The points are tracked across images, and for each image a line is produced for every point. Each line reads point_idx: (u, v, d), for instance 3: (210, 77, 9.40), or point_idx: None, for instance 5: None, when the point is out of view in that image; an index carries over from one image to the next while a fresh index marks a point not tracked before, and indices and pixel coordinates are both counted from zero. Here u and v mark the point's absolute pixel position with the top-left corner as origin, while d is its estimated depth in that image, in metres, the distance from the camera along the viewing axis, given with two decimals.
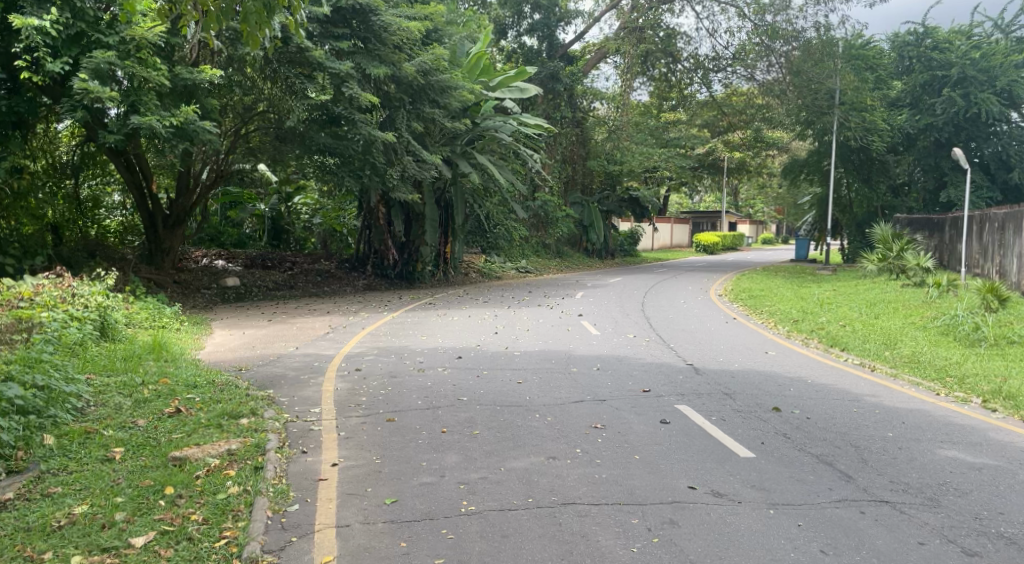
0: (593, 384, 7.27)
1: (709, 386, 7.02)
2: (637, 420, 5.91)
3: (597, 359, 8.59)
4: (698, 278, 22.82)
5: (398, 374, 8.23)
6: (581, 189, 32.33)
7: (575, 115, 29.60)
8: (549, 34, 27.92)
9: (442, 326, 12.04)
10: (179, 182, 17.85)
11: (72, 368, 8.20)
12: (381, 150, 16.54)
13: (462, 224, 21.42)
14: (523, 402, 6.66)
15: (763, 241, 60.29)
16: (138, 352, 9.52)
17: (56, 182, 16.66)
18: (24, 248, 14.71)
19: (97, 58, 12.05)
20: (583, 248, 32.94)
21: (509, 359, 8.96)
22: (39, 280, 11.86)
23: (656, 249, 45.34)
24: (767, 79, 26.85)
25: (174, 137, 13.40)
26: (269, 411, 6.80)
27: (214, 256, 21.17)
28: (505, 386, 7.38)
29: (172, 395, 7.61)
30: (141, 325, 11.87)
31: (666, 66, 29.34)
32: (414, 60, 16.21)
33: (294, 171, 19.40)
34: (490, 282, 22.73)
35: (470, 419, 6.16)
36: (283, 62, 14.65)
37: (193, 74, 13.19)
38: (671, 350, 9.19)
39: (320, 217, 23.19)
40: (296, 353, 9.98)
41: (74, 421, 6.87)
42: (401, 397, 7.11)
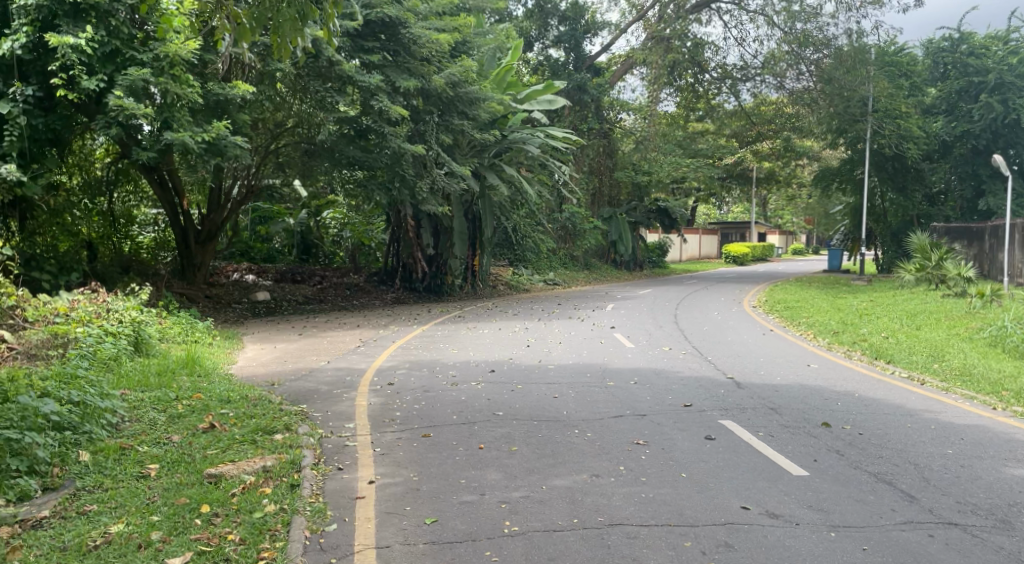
0: (631, 398, 7.09)
1: (753, 400, 6.82)
2: (681, 436, 5.74)
3: (633, 373, 8.41)
4: (731, 289, 22.54)
5: (431, 388, 8.11)
6: (609, 200, 32.15)
7: (602, 126, 29.47)
8: (576, 45, 27.65)
9: (473, 339, 11.91)
10: (211, 197, 17.98)
11: (107, 383, 8.20)
12: (410, 163, 16.54)
13: (490, 237, 21.29)
14: (561, 418, 6.51)
15: (792, 251, 59.58)
16: (171, 367, 9.51)
17: (92, 198, 16.85)
18: (60, 265, 14.81)
19: (131, 75, 12.20)
20: (612, 260, 32.58)
21: (544, 373, 8.80)
22: (74, 296, 11.94)
23: (684, 260, 44.98)
24: (798, 88, 26.89)
25: (207, 152, 13.49)
26: (303, 426, 6.71)
27: (245, 271, 21.28)
28: (541, 401, 7.23)
29: (206, 410, 7.56)
30: (174, 340, 11.90)
31: (694, 77, 29.14)
32: (443, 72, 16.20)
33: (323, 185, 19.45)
34: (519, 294, 22.62)
35: (507, 435, 6.03)
36: (313, 75, 14.68)
37: (224, 89, 13.31)
38: (710, 363, 8.98)
39: (348, 230, 23.29)
40: (327, 367, 9.90)
41: (109, 437, 6.84)
42: (435, 412, 6.99)
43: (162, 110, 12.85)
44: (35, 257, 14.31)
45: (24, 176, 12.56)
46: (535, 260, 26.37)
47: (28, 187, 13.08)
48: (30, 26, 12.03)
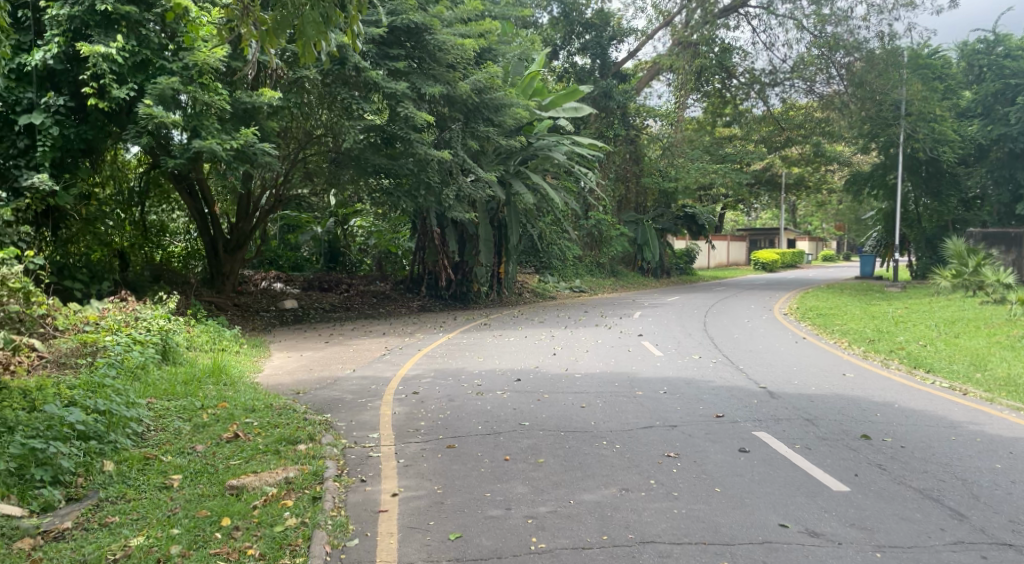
0: (661, 408, 6.91)
1: (788, 411, 6.61)
2: (714, 448, 5.55)
3: (663, 382, 8.22)
4: (761, 296, 22.23)
5: (457, 397, 8.00)
6: (635, 207, 31.99)
7: (629, 133, 29.26)
8: (602, 52, 27.49)
9: (499, 347, 11.78)
10: (240, 205, 18.00)
11: (134, 392, 8.19)
12: (436, 170, 16.51)
13: (516, 244, 21.15)
14: (588, 428, 6.36)
15: (823, 258, 58.77)
16: (199, 375, 9.49)
17: (124, 208, 17.00)
18: (91, 273, 14.90)
19: (161, 84, 12.29)
20: (638, 267, 32.18)
21: (571, 382, 8.65)
22: (104, 304, 12.01)
23: (713, 267, 44.60)
24: (827, 92, 26.77)
25: (235, 160, 13.54)
26: (327, 436, 6.62)
27: (273, 279, 21.38)
28: (568, 411, 7.08)
29: (231, 419, 7.51)
30: (202, 348, 11.91)
31: (721, 82, 28.99)
32: (469, 79, 16.16)
33: (350, 194, 19.47)
34: (545, 302, 22.49)
35: (534, 446, 5.89)
36: (339, 83, 14.68)
37: (252, 97, 13.36)
38: (742, 372, 8.77)
39: (375, 238, 23.36)
40: (353, 376, 9.82)
41: (134, 446, 6.81)
42: (461, 422, 6.86)
43: (190, 118, 12.91)
44: (68, 266, 14.46)
45: (57, 186, 12.70)
46: (561, 267, 26.24)
47: (60, 197, 13.23)
48: (63, 37, 12.17)
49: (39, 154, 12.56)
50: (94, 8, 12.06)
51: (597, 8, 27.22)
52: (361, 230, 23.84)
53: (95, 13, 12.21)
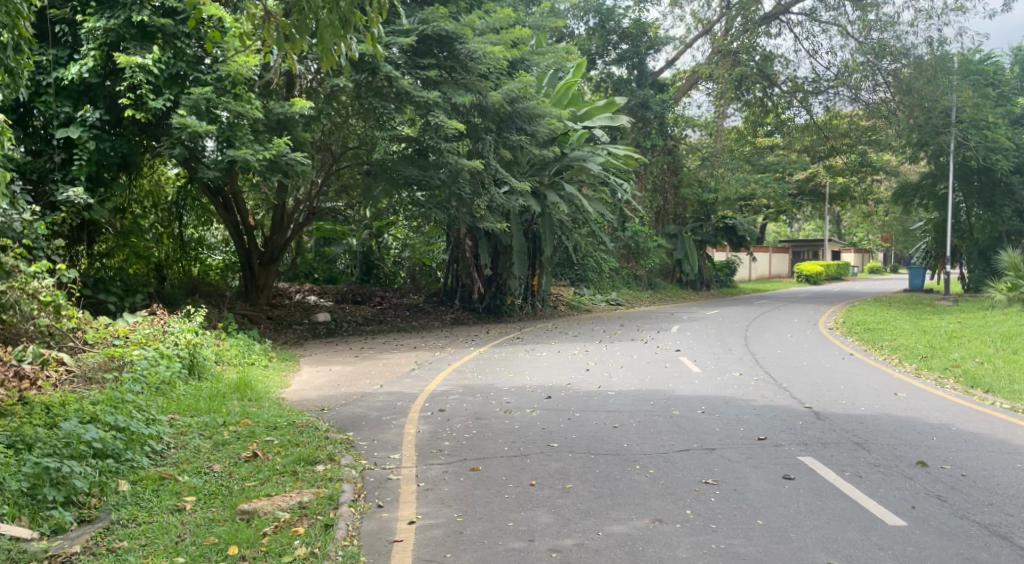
0: (699, 429, 6.53)
1: (836, 434, 6.19)
2: (755, 475, 5.17)
3: (701, 401, 7.82)
4: (804, 309, 21.61)
5: (485, 415, 7.68)
6: (674, 219, 31.23)
7: (666, 143, 28.79)
8: (639, 62, 27.23)
9: (531, 362, 11.45)
10: (275, 217, 17.90)
11: (155, 409, 8.03)
12: (467, 181, 16.31)
13: (550, 255, 20.77)
14: (620, 451, 6.00)
15: (869, 270, 57.46)
16: (224, 391, 9.32)
17: (162, 221, 17.07)
18: (126, 286, 14.85)
19: (195, 94, 12.29)
20: (677, 279, 31.79)
21: (604, 400, 8.27)
22: (135, 318, 11.95)
23: (754, 280, 43.78)
24: (874, 100, 26.13)
25: (269, 170, 13.45)
26: (347, 456, 6.35)
27: (307, 292, 21.35)
28: (600, 431, 6.73)
29: (252, 437, 7.29)
30: (230, 362, 11.78)
31: (762, 90, 28.46)
32: (501, 88, 15.93)
33: (384, 208, 19.36)
34: (580, 315, 22.13)
35: (562, 470, 5.55)
36: (371, 93, 14.55)
37: (285, 108, 13.29)
38: (786, 391, 8.33)
39: (409, 251, 23.28)
40: (380, 391, 9.57)
41: (151, 466, 6.59)
42: (486, 443, 6.55)
43: (222, 128, 12.86)
44: (103, 279, 14.38)
45: (91, 200, 12.69)
46: (597, 280, 25.88)
47: (95, 211, 13.24)
48: (99, 49, 12.15)
49: (75, 168, 12.57)
50: (131, 20, 12.08)
51: (634, 18, 26.82)
52: (395, 242, 23.80)
53: (131, 26, 12.23)
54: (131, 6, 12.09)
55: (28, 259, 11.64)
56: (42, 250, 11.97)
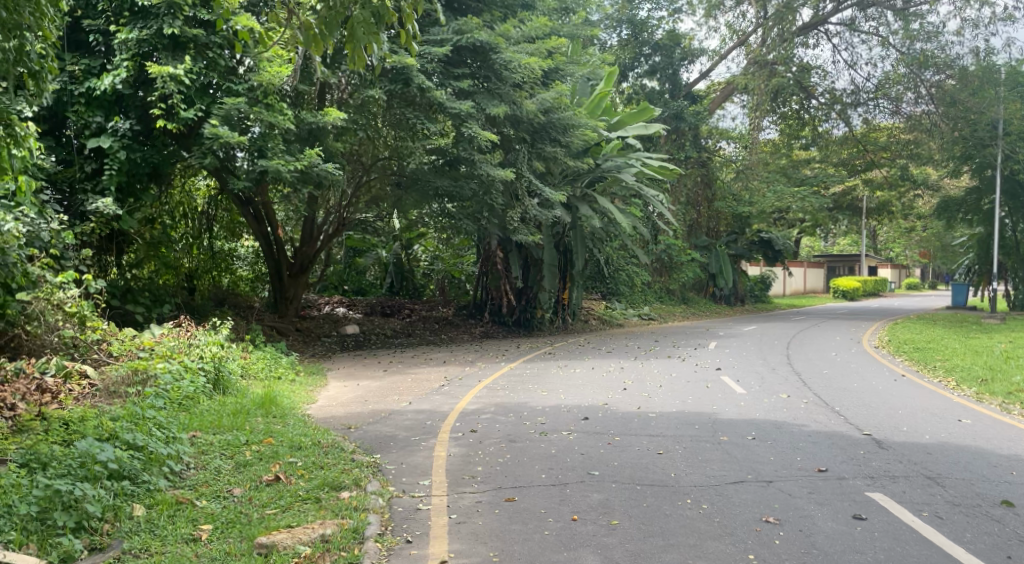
0: (751, 458, 6.13)
1: (904, 466, 5.80)
2: (822, 514, 4.79)
3: (749, 425, 7.39)
4: (844, 325, 20.97)
5: (519, 438, 7.26)
6: (707, 232, 30.64)
7: (701, 155, 28.31)
8: (672, 74, 26.73)
9: (564, 379, 11.03)
10: (305, 228, 17.63)
11: (177, 426, 7.69)
12: (500, 192, 16.01)
13: (582, 268, 20.34)
14: (668, 481, 5.61)
15: (907, 286, 56.59)
16: (248, 407, 8.99)
17: (193, 232, 16.91)
18: (154, 297, 14.64)
19: (227, 105, 12.09)
20: (710, 293, 31.14)
21: (645, 422, 7.83)
22: (162, 329, 11.66)
23: (788, 295, 42.92)
24: (917, 113, 25.24)
25: (299, 181, 13.17)
26: (374, 481, 5.97)
27: (336, 304, 21.09)
28: (644, 458, 6.31)
29: (274, 458, 6.93)
30: (257, 376, 11.47)
31: (800, 102, 27.90)
32: (535, 98, 15.64)
33: (415, 219, 19.09)
34: (612, 329, 21.69)
35: (605, 503, 5.15)
36: (403, 103, 14.28)
37: (317, 118, 13.06)
38: (840, 415, 7.90)
39: (439, 263, 23.02)
40: (409, 409, 9.18)
41: (169, 488, 6.25)
42: (522, 469, 6.14)
43: (254, 139, 12.63)
44: (131, 290, 14.17)
45: (120, 210, 12.47)
46: (629, 293, 25.40)
47: (125, 221, 13.06)
48: (131, 60, 11.96)
49: (106, 178, 12.37)
50: (163, 30, 11.84)
51: (667, 29, 26.36)
52: (425, 254, 23.52)
53: (163, 36, 11.99)
54: (164, 16, 11.83)
55: (57, 268, 11.44)
56: (70, 261, 11.77)
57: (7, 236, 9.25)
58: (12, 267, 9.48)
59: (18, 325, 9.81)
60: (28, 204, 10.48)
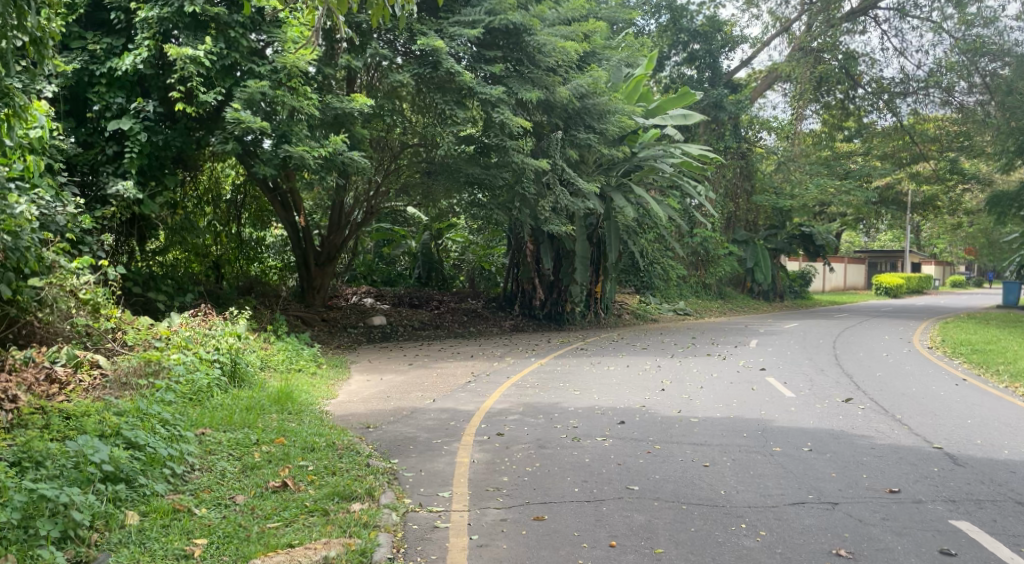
0: (812, 475, 5.55)
1: (988, 488, 5.20)
2: (902, 547, 4.25)
3: (805, 436, 6.80)
4: (891, 324, 20.07)
5: (550, 443, 6.66)
6: (746, 225, 29.87)
7: (740, 146, 27.45)
8: (712, 62, 25.79)
9: (598, 377, 10.43)
10: (333, 216, 17.12)
11: (184, 423, 7.18)
12: (532, 182, 15.44)
13: (615, 261, 19.68)
14: (718, 501, 5.04)
15: (952, 284, 54.96)
16: (263, 402, 8.45)
17: (219, 218, 16.54)
18: (177, 285, 14.21)
19: (250, 88, 11.48)
20: (748, 289, 30.26)
21: (686, 428, 7.21)
22: (181, 317, 11.21)
23: (828, 291, 41.79)
24: (969, 103, 24.41)
25: (324, 168, 12.62)
26: (388, 492, 5.41)
27: (363, 294, 20.64)
28: (689, 471, 5.73)
29: (285, 460, 6.41)
30: (277, 368, 10.99)
31: (845, 92, 26.90)
32: (570, 83, 14.99)
33: (445, 208, 18.55)
34: (646, 324, 21.01)
35: (649, 527, 4.59)
36: (432, 86, 13.71)
37: (343, 103, 12.52)
38: (904, 427, 7.29)
39: (469, 254, 22.51)
40: (432, 407, 8.64)
41: (168, 493, 5.74)
42: (553, 480, 5.58)
43: (278, 123, 12.07)
44: (152, 278, 13.63)
45: (141, 194, 12.00)
46: (663, 288, 24.63)
47: (146, 206, 12.57)
48: (153, 40, 11.40)
49: (126, 161, 11.86)
50: (184, 9, 11.28)
51: (707, 15, 25.39)
52: (455, 245, 22.98)
53: (184, 15, 11.43)
54: None
55: (73, 254, 10.97)
56: (88, 247, 11.31)
57: (20, 218, 8.68)
58: (25, 252, 8.87)
59: (30, 311, 9.33)
60: (43, 186, 10.02)
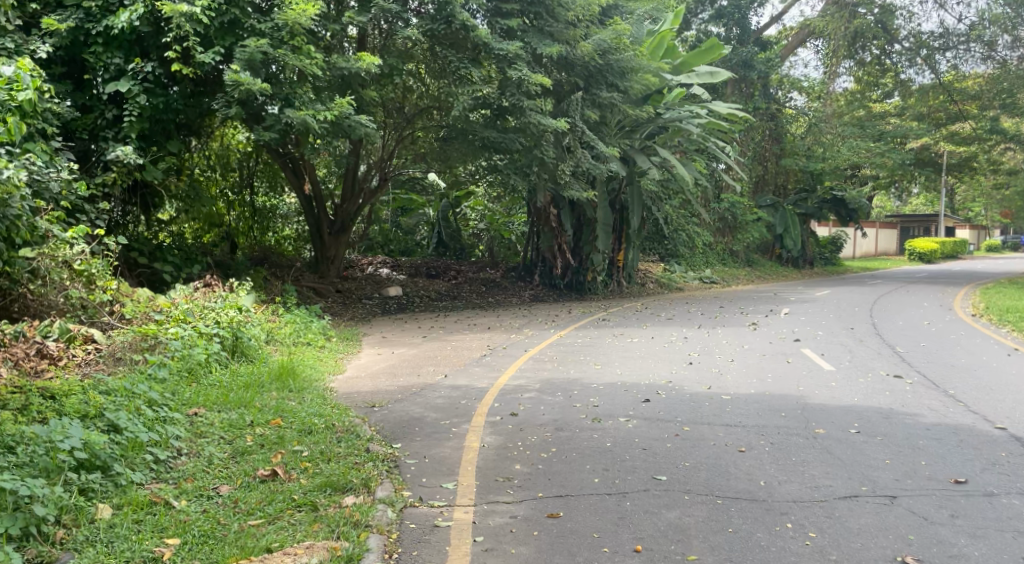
0: (864, 463, 4.94)
1: None
2: (979, 553, 3.69)
3: (852, 416, 6.15)
4: (929, 291, 19.20)
5: (567, 425, 6.05)
6: (774, 190, 29.18)
7: (769, 107, 26.66)
8: (741, 18, 24.74)
9: (621, 350, 9.80)
10: (348, 184, 16.51)
11: (175, 404, 6.65)
12: (551, 144, 14.74)
13: (638, 228, 18.96)
14: (758, 495, 4.44)
15: (987, 249, 53.34)
16: (263, 379, 7.89)
17: (231, 186, 15.98)
18: (185, 255, 13.68)
19: (250, 47, 10.80)
20: (776, 255, 29.59)
21: (718, 407, 6.57)
22: (185, 289, 10.69)
23: (859, 257, 40.80)
24: (1012, 58, 23.29)
25: (331, 133, 11.96)
26: (386, 483, 4.86)
27: (380, 265, 20.10)
28: (724, 458, 5.11)
29: (279, 445, 5.85)
30: (284, 342, 10.48)
31: (881, 47, 25.98)
32: (592, 38, 14.26)
33: (463, 174, 17.87)
34: (671, 292, 20.33)
35: (681, 527, 4.01)
36: (445, 43, 13.00)
37: (350, 62, 11.80)
38: (960, 405, 6.62)
39: (488, 222, 21.91)
40: (443, 383, 8.08)
41: (149, 482, 5.18)
42: (570, 468, 5.00)
43: (282, 86, 11.43)
44: (158, 248, 13.10)
45: (142, 160, 11.40)
46: (689, 256, 23.84)
47: (148, 172, 11.97)
48: None
49: (125, 125, 11.26)
50: None
51: None
52: (475, 213, 22.36)
53: None
54: None
55: (70, 223, 10.44)
56: (86, 215, 10.78)
57: (8, 185, 7.76)
58: (15, 222, 8.08)
59: (22, 283, 8.83)
60: (35, 152, 9.56)
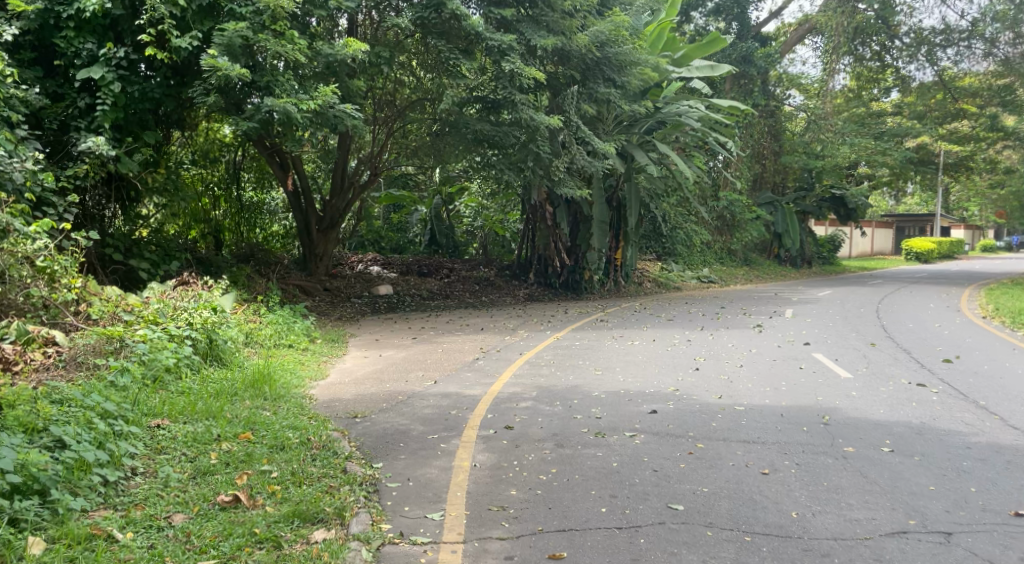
0: (907, 490, 4.37)
1: None
2: None
3: (883, 432, 5.58)
4: (932, 291, 18.69)
5: (569, 441, 5.45)
6: (773, 188, 28.70)
7: (768, 103, 26.26)
8: (741, 12, 24.17)
9: (623, 355, 9.19)
10: (335, 179, 15.83)
11: (134, 415, 5.99)
12: (546, 138, 14.15)
13: (636, 226, 18.36)
14: (794, 532, 3.85)
15: (982, 248, 53.02)
16: (236, 387, 7.24)
17: (215, 180, 15.30)
18: (163, 252, 12.99)
19: (228, 31, 10.16)
20: (775, 255, 29.17)
21: (733, 420, 5.97)
22: (158, 287, 10.01)
23: (856, 256, 40.40)
24: (1015, 55, 22.73)
25: (314, 123, 11.29)
26: (362, 514, 4.25)
27: (369, 262, 19.46)
28: (746, 483, 4.53)
29: (246, 464, 5.23)
30: (262, 344, 9.84)
31: (881, 43, 25.65)
32: (589, 29, 13.59)
33: (456, 170, 17.23)
34: (669, 292, 19.76)
35: None
36: (435, 33, 12.23)
37: (336, 49, 11.15)
38: (996, 418, 6.05)
39: (482, 220, 21.36)
40: (432, 391, 7.46)
41: (95, 509, 4.56)
42: (574, 493, 4.41)
43: (262, 73, 10.75)
44: (134, 244, 12.42)
45: (116, 151, 10.61)
46: (687, 254, 23.33)
47: (123, 163, 11.25)
48: None
49: (98, 114, 10.55)
50: None
51: None
52: (468, 210, 21.80)
53: None
54: None
55: (33, 217, 9.73)
56: (53, 207, 10.07)
57: None
58: None
59: None
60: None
